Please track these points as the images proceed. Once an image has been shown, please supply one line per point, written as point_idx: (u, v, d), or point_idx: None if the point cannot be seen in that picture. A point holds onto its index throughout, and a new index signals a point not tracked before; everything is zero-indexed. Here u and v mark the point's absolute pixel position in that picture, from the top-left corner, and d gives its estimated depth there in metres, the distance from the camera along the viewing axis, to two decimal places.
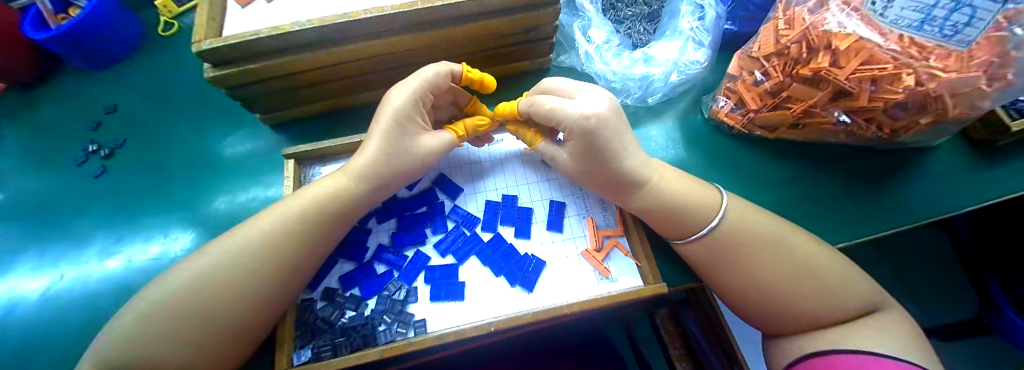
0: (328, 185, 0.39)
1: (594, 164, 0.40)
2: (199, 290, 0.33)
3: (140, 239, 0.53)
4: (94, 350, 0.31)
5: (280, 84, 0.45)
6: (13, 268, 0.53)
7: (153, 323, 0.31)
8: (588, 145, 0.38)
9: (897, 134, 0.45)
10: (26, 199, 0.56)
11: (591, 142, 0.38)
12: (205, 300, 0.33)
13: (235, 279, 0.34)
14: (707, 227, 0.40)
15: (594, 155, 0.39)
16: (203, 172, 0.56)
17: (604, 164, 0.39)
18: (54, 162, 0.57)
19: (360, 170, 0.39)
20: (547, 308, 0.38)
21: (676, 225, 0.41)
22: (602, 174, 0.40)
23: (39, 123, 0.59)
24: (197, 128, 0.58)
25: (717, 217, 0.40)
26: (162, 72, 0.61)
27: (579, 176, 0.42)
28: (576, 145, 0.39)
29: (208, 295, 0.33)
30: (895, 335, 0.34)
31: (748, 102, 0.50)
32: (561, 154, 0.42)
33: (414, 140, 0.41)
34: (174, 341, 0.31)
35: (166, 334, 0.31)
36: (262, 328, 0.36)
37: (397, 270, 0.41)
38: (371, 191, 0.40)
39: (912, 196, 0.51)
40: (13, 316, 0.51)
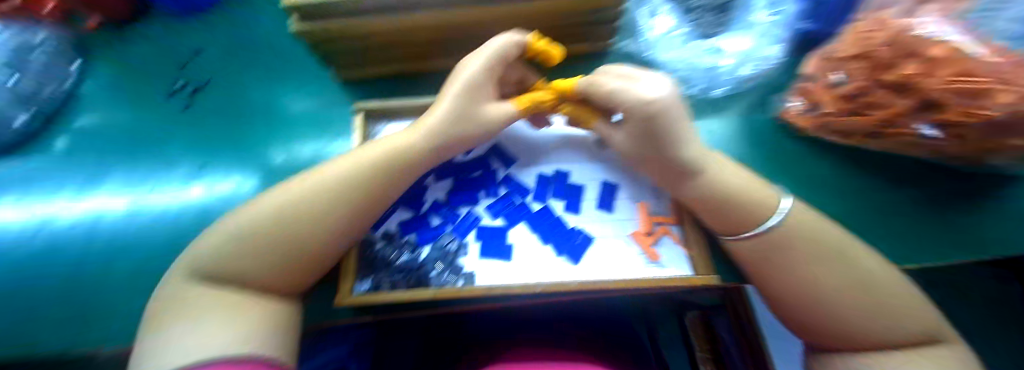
0: (400, 141, 0.42)
1: (651, 148, 0.40)
2: (283, 217, 0.36)
3: (210, 175, 0.60)
4: (195, 254, 0.36)
5: (359, 42, 0.49)
6: (105, 183, 0.61)
7: (242, 241, 0.35)
8: (649, 130, 0.38)
9: (989, 153, 0.41)
10: (121, 124, 0.65)
11: (650, 128, 0.38)
12: (289, 228, 0.36)
13: (317, 212, 0.37)
14: (765, 224, 0.38)
15: (652, 140, 0.39)
16: (266, 121, 0.62)
17: (664, 151, 0.39)
18: (146, 94, 0.66)
19: (429, 131, 0.42)
20: (591, 280, 0.39)
21: (730, 218, 0.40)
22: (659, 160, 0.40)
23: (136, 58, 0.68)
24: (268, 80, 0.65)
25: (779, 214, 0.38)
26: (234, 23, 0.68)
27: (635, 158, 0.43)
28: (634, 128, 0.39)
29: (292, 224, 0.36)
30: (954, 366, 0.33)
31: (823, 105, 0.47)
32: (616, 135, 0.43)
33: (481, 107, 0.43)
34: (263, 257, 0.35)
35: (258, 251, 0.35)
36: (330, 259, 0.39)
37: (450, 225, 0.44)
38: (437, 150, 0.43)
39: (995, 225, 0.47)
40: (98, 225, 0.59)
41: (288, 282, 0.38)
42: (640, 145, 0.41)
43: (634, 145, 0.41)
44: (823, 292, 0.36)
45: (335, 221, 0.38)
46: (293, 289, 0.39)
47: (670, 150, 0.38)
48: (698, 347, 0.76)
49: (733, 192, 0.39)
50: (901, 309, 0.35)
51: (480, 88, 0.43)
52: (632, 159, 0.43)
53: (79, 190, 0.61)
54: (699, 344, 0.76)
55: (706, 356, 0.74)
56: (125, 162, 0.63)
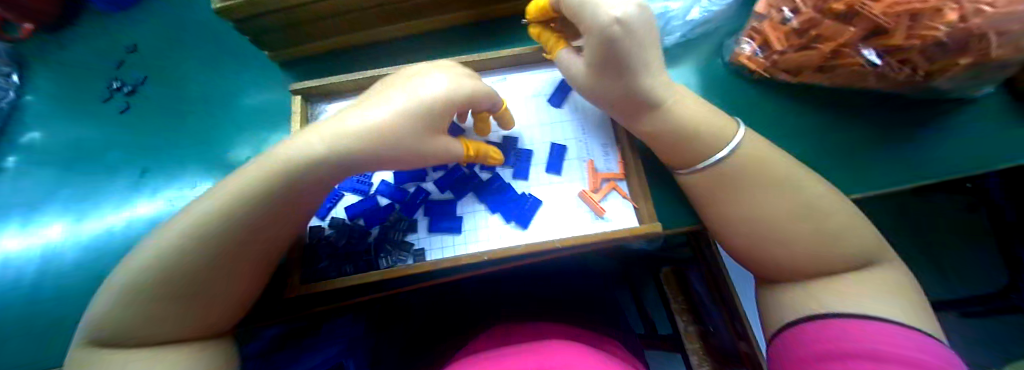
0: (306, 156, 0.29)
1: (612, 76, 0.37)
2: (198, 271, 0.28)
3: (166, 180, 0.57)
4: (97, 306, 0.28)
5: (284, 18, 0.45)
6: (57, 203, 0.57)
7: (152, 299, 0.28)
8: (609, 53, 0.35)
9: (933, 76, 0.41)
10: (62, 134, 0.60)
11: (610, 50, 0.34)
12: (214, 277, 0.29)
13: (245, 250, 0.30)
14: (716, 156, 0.38)
15: (611, 66, 0.36)
16: (216, 116, 0.58)
17: (624, 78, 0.37)
18: (83, 98, 0.60)
19: (352, 146, 0.30)
20: (540, 242, 0.39)
21: (684, 152, 0.40)
22: (619, 90, 0.38)
23: (62, 59, 0.62)
24: (210, 70, 0.60)
25: (731, 145, 0.38)
26: (173, 16, 0.62)
27: (595, 89, 0.40)
28: (594, 52, 0.36)
29: (215, 272, 0.29)
30: (886, 288, 0.33)
31: (772, 42, 0.46)
32: (577, 66, 0.40)
33: (433, 136, 0.34)
34: (188, 309, 0.29)
35: (179, 306, 0.29)
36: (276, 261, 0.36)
37: (398, 203, 0.43)
38: (360, 164, 0.31)
39: (941, 149, 0.48)
40: (63, 247, 0.55)
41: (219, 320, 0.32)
42: (600, 74, 0.38)
43: (593, 73, 0.38)
44: (762, 227, 0.37)
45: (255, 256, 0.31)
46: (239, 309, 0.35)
47: (626, 76, 0.36)
48: (673, 299, 0.78)
49: (682, 128, 0.39)
50: (845, 236, 0.35)
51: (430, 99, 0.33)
52: (592, 93, 0.41)
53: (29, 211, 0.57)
54: (674, 297, 0.78)
55: (681, 307, 0.76)
56: (69, 179, 0.58)
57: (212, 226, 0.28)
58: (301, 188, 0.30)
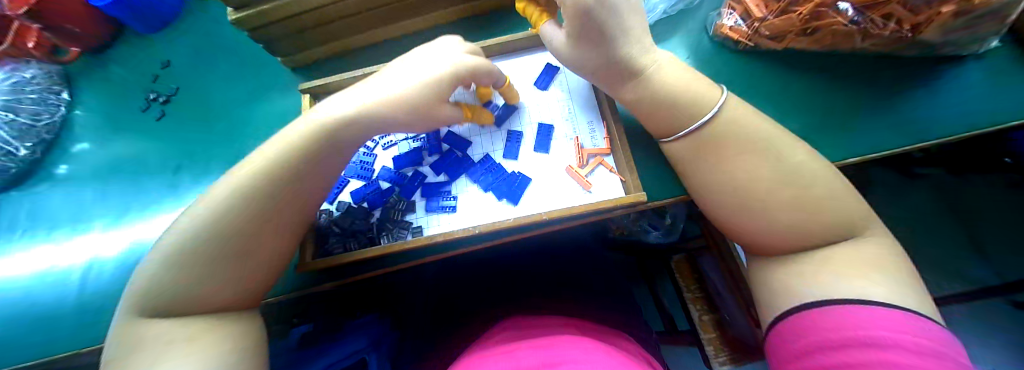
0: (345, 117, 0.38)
1: (590, 44, 0.40)
2: (238, 231, 0.35)
3: (192, 181, 0.62)
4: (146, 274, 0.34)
5: (290, 26, 0.50)
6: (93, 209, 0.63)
7: (194, 262, 0.34)
8: (585, 21, 0.38)
9: (920, 28, 0.40)
10: (105, 143, 0.67)
11: (584, 19, 0.37)
12: (245, 240, 0.35)
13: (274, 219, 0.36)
14: (697, 122, 0.39)
15: (587, 35, 0.39)
16: (237, 121, 0.64)
17: (602, 45, 0.39)
18: (124, 110, 0.68)
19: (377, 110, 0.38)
20: (528, 215, 0.41)
21: (665, 120, 0.41)
22: (598, 59, 0.41)
23: (107, 77, 0.69)
24: (233, 79, 0.66)
25: (712, 109, 0.38)
26: (200, 34, 0.69)
27: (576, 60, 0.42)
28: (571, 24, 0.39)
29: (247, 235, 0.35)
30: (873, 258, 0.32)
31: (753, 11, 0.47)
32: (558, 36, 0.43)
33: (440, 104, 0.41)
34: (220, 275, 0.34)
35: (213, 270, 0.34)
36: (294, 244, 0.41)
37: (398, 186, 0.46)
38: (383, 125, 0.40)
39: (942, 108, 0.46)
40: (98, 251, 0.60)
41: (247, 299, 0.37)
42: (579, 43, 0.40)
43: (573, 45, 0.41)
44: (744, 192, 0.36)
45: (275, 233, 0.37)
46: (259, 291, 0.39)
47: (601, 44, 0.39)
48: (687, 288, 0.84)
49: (660, 90, 0.40)
50: (829, 195, 0.35)
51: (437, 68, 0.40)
52: (574, 64, 0.43)
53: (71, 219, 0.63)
54: (688, 286, 0.85)
55: (694, 296, 0.83)
56: (110, 186, 0.64)
57: (247, 198, 0.34)
58: (336, 142, 0.38)
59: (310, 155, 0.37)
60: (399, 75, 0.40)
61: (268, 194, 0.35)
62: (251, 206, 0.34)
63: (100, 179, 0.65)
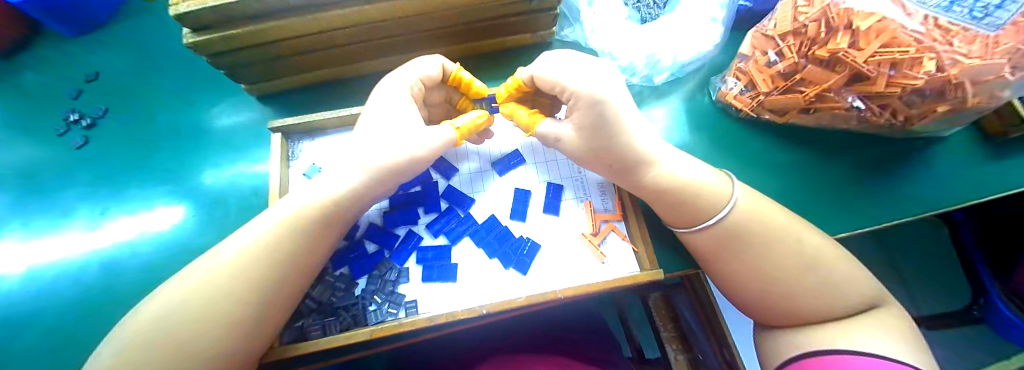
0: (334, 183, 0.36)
1: (608, 141, 0.37)
2: (216, 301, 0.30)
3: (126, 214, 0.52)
4: None
5: (264, 53, 0.42)
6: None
7: (151, 353, 0.27)
8: (601, 120, 0.36)
9: (911, 122, 0.43)
10: (8, 168, 0.55)
11: (601, 113, 0.35)
12: (224, 332, 0.29)
13: (269, 293, 0.32)
14: (716, 217, 0.37)
15: (603, 129, 0.36)
16: (184, 146, 0.54)
17: (618, 143, 0.37)
18: (36, 128, 0.55)
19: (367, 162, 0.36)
20: (541, 291, 0.37)
21: (685, 214, 0.39)
22: (616, 155, 0.37)
23: (15, 85, 0.57)
24: (179, 98, 0.56)
25: (727, 207, 0.37)
26: (141, 44, 0.58)
27: (591, 157, 0.38)
28: (584, 118, 0.36)
29: (222, 326, 0.29)
30: (886, 322, 0.33)
31: (759, 84, 0.47)
32: (566, 134, 0.38)
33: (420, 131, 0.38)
34: None
35: None
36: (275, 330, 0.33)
37: (388, 250, 0.40)
38: (377, 182, 0.37)
39: (914, 188, 0.49)
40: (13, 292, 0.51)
41: None
42: (593, 140, 0.37)
43: (584, 139, 0.38)
44: (764, 273, 0.35)
45: (262, 314, 0.31)
46: None
47: (616, 138, 0.37)
48: (662, 327, 0.69)
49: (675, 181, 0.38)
50: (848, 283, 0.34)
51: (415, 115, 0.39)
52: (590, 160, 0.39)
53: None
54: (664, 324, 0.70)
55: (670, 335, 0.67)
56: (21, 210, 0.53)
57: (239, 278, 0.31)
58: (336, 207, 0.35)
59: (313, 227, 0.34)
60: (381, 119, 0.38)
61: (269, 270, 0.32)
62: (237, 288, 0.30)
63: (8, 206, 0.54)
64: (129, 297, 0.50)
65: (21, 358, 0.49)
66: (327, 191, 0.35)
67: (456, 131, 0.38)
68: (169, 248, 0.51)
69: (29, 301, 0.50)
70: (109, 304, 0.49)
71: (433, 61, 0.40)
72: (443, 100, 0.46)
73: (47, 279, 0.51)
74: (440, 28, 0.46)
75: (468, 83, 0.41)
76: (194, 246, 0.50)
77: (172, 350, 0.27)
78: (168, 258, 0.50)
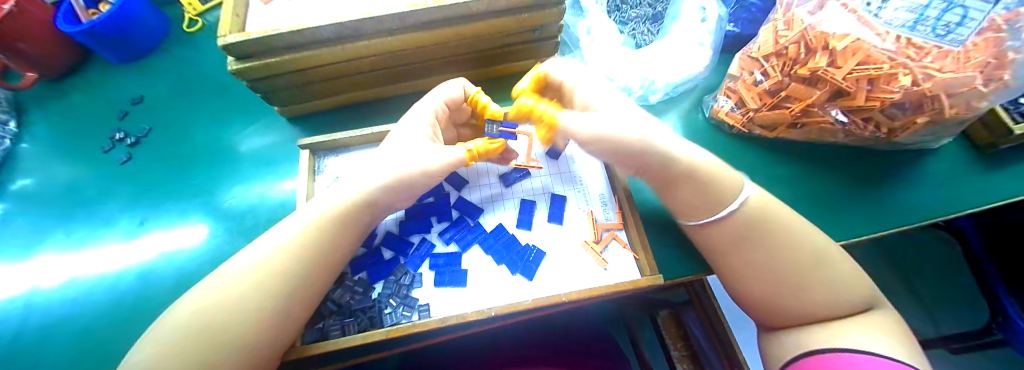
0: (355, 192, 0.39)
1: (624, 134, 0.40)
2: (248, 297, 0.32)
3: (161, 225, 0.56)
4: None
5: (296, 78, 0.48)
6: (42, 247, 0.56)
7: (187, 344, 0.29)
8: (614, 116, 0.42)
9: (895, 133, 0.45)
10: (57, 183, 0.60)
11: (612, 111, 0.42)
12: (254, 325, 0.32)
13: (295, 292, 0.34)
14: (728, 209, 0.39)
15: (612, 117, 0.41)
16: (217, 162, 0.59)
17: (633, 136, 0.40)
18: (85, 147, 0.61)
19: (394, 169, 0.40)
20: (546, 295, 0.39)
21: (702, 204, 0.40)
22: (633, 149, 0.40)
23: (69, 109, 0.63)
24: (214, 119, 0.61)
25: (738, 200, 0.38)
26: (183, 71, 0.64)
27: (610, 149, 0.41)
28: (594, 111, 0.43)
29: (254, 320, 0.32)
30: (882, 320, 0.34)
31: (748, 102, 0.51)
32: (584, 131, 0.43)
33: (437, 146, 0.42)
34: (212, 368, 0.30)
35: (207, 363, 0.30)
36: (297, 329, 0.35)
37: (403, 256, 0.43)
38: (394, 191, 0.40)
39: (911, 198, 0.51)
40: (51, 297, 0.54)
41: None
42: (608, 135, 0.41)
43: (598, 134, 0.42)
44: (762, 276, 0.37)
45: (291, 311, 0.34)
46: None
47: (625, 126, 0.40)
48: (673, 346, 0.73)
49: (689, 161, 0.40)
50: (849, 286, 0.35)
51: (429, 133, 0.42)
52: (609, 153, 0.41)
53: (19, 251, 0.56)
54: (674, 343, 0.73)
55: (681, 354, 0.71)
56: (65, 222, 0.58)
57: (272, 277, 0.34)
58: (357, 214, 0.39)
59: (333, 233, 0.37)
60: (406, 137, 0.42)
61: (296, 271, 0.35)
62: (270, 286, 0.33)
63: (54, 217, 0.58)
64: (160, 306, 0.52)
65: (52, 361, 0.51)
66: (347, 195, 0.39)
67: (466, 152, 0.42)
68: (198, 256, 0.54)
69: (65, 311, 0.53)
70: (140, 311, 0.52)
71: (455, 84, 0.45)
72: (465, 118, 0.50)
73: (82, 289, 0.54)
74: (452, 55, 0.51)
75: (482, 106, 0.44)
76: (220, 254, 0.54)
77: (214, 343, 0.31)
78: (197, 268, 0.53)
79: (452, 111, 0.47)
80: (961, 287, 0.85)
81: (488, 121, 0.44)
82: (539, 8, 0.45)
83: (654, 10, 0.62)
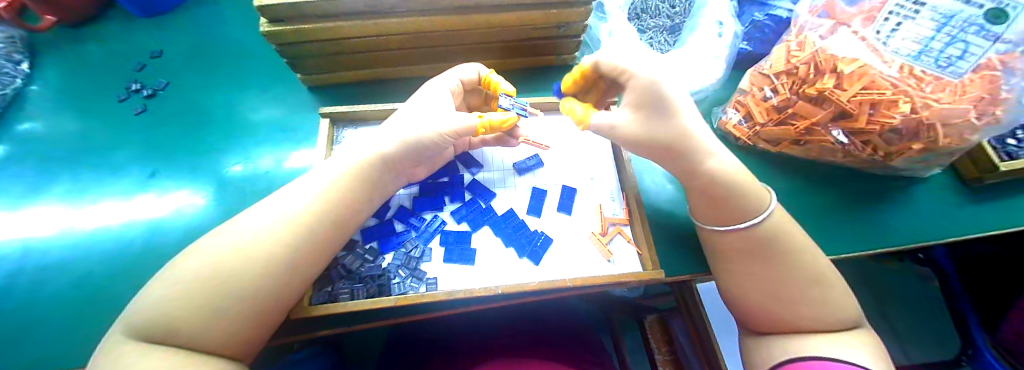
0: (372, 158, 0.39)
1: (659, 121, 0.40)
2: (264, 252, 0.33)
3: (171, 179, 0.56)
4: (135, 310, 0.29)
5: (325, 47, 0.48)
6: (46, 191, 0.56)
7: (205, 290, 0.30)
8: (652, 99, 0.40)
9: (890, 157, 0.48)
10: (65, 129, 0.59)
11: (655, 94, 0.40)
12: (266, 279, 0.32)
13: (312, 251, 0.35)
14: (747, 222, 0.38)
15: (659, 108, 0.40)
16: (232, 122, 0.59)
17: (666, 129, 0.40)
18: (100, 95, 0.61)
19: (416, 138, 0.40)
20: (550, 279, 0.40)
21: (724, 208, 0.39)
22: (662, 140, 0.40)
23: (83, 57, 0.63)
24: (234, 80, 0.61)
25: (765, 212, 0.38)
26: (206, 31, 0.64)
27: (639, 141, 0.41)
28: (642, 97, 0.40)
29: (265, 275, 0.32)
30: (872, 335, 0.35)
31: (756, 115, 0.53)
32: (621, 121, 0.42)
33: (459, 116, 0.41)
34: (225, 317, 0.30)
35: (218, 309, 0.30)
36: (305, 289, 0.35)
37: (414, 230, 0.44)
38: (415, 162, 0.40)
39: (900, 221, 0.54)
40: (53, 240, 0.54)
41: (253, 342, 0.32)
42: (646, 122, 0.41)
43: (641, 121, 0.41)
44: (761, 283, 0.38)
45: (297, 267, 0.34)
46: (255, 345, 0.33)
47: (665, 123, 0.40)
48: (656, 349, 0.71)
49: (720, 173, 0.39)
50: (843, 297, 0.37)
51: (450, 103, 0.43)
52: (638, 140, 0.41)
53: (23, 194, 0.56)
54: (657, 347, 0.72)
55: (664, 359, 0.69)
56: (71, 167, 0.57)
57: (287, 234, 0.34)
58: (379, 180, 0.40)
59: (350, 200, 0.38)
60: (422, 108, 0.42)
61: (312, 232, 0.35)
62: (286, 243, 0.33)
63: (61, 163, 0.58)
64: (164, 260, 0.52)
65: (47, 306, 0.51)
66: (359, 158, 0.39)
67: (477, 120, 0.41)
68: (207, 212, 0.54)
69: (65, 258, 0.53)
70: (143, 264, 0.52)
71: (471, 68, 0.46)
72: (481, 102, 0.52)
73: (85, 238, 0.53)
74: (477, 42, 0.53)
75: (494, 85, 0.45)
76: (230, 212, 0.54)
77: (225, 294, 0.30)
78: (205, 227, 0.53)
79: (465, 91, 0.48)
80: (938, 319, 0.88)
81: (503, 96, 0.44)
82: (567, 5, 0.46)
83: (672, 22, 0.64)
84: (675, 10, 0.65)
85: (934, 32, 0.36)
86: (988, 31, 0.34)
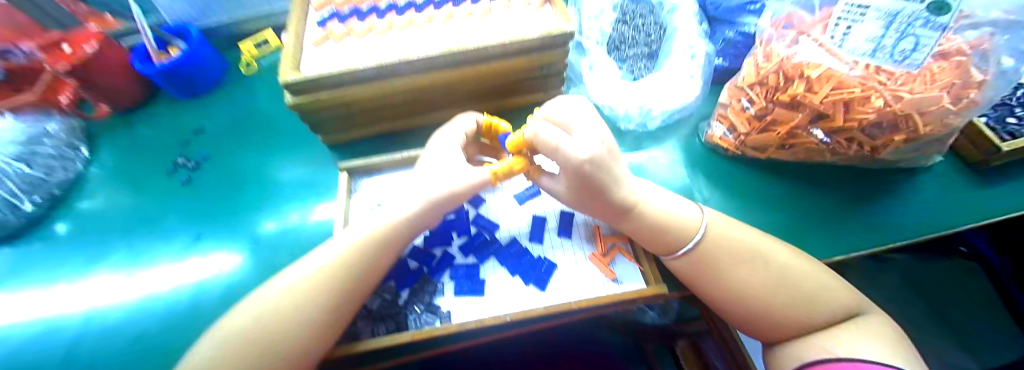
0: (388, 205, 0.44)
1: (590, 196, 0.42)
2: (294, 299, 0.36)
3: (213, 240, 0.62)
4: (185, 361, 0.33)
5: (337, 111, 0.55)
6: (105, 260, 0.62)
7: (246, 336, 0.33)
8: (582, 180, 0.40)
9: (878, 150, 0.49)
10: (121, 204, 0.67)
11: (586, 176, 0.40)
12: (296, 322, 0.35)
13: (336, 292, 0.38)
14: (687, 246, 0.41)
15: (587, 187, 0.41)
16: (263, 183, 0.66)
17: (603, 199, 0.42)
18: (149, 171, 0.69)
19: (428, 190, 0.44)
20: (558, 302, 0.42)
21: (660, 242, 0.42)
22: (602, 205, 0.42)
23: (134, 140, 0.72)
24: (263, 146, 0.69)
25: (694, 239, 0.41)
26: (239, 106, 0.74)
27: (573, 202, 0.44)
28: (570, 178, 0.41)
29: (295, 318, 0.35)
30: (890, 327, 0.35)
31: (738, 125, 0.56)
32: (557, 187, 0.44)
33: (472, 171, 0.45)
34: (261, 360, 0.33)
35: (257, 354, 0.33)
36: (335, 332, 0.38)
37: (427, 267, 0.48)
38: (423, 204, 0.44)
39: (913, 214, 0.53)
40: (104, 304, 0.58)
41: None
42: (579, 194, 0.42)
43: (574, 193, 0.43)
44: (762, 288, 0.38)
45: (327, 310, 0.37)
46: None
47: (612, 199, 0.41)
48: None
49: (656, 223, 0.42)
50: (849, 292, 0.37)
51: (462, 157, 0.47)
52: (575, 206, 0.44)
53: (81, 265, 0.61)
54: None
55: None
56: (128, 238, 0.64)
57: (316, 279, 0.38)
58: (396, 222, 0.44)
59: (365, 243, 0.41)
60: (434, 165, 0.46)
61: (338, 276, 0.39)
62: (313, 288, 0.37)
63: (120, 233, 0.64)
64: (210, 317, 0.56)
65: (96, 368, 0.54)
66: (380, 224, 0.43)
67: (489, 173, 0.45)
68: (245, 268, 0.58)
69: (117, 322, 0.56)
70: (188, 322, 0.56)
71: (470, 118, 0.50)
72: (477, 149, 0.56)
73: (137, 303, 0.58)
74: (472, 91, 0.59)
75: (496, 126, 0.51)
76: (267, 267, 0.58)
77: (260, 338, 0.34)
78: (246, 281, 0.57)
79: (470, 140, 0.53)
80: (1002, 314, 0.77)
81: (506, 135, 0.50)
82: (547, 51, 0.52)
83: (649, 49, 0.70)
84: (651, 38, 0.70)
85: (884, 30, 0.38)
86: (935, 22, 0.34)
